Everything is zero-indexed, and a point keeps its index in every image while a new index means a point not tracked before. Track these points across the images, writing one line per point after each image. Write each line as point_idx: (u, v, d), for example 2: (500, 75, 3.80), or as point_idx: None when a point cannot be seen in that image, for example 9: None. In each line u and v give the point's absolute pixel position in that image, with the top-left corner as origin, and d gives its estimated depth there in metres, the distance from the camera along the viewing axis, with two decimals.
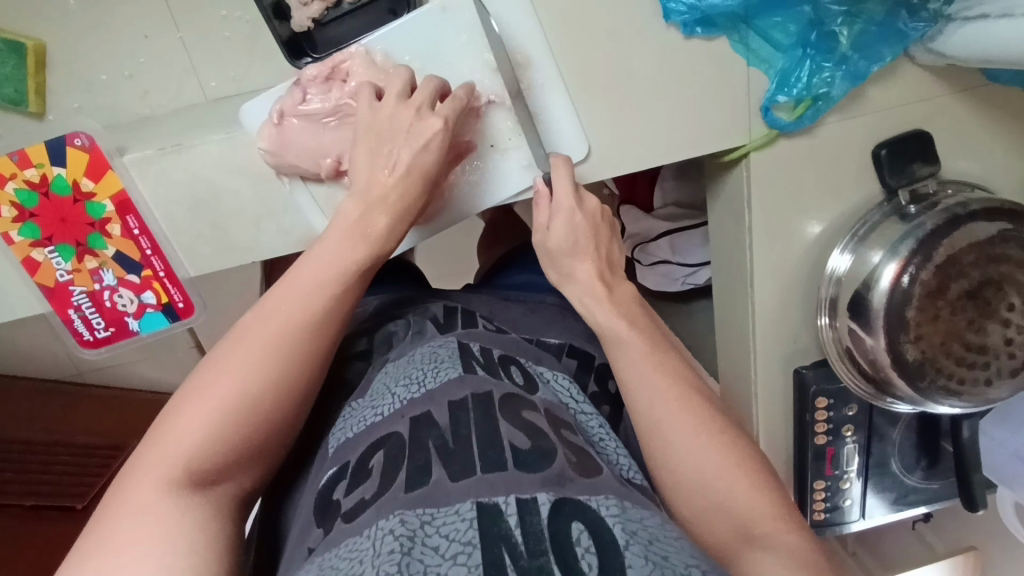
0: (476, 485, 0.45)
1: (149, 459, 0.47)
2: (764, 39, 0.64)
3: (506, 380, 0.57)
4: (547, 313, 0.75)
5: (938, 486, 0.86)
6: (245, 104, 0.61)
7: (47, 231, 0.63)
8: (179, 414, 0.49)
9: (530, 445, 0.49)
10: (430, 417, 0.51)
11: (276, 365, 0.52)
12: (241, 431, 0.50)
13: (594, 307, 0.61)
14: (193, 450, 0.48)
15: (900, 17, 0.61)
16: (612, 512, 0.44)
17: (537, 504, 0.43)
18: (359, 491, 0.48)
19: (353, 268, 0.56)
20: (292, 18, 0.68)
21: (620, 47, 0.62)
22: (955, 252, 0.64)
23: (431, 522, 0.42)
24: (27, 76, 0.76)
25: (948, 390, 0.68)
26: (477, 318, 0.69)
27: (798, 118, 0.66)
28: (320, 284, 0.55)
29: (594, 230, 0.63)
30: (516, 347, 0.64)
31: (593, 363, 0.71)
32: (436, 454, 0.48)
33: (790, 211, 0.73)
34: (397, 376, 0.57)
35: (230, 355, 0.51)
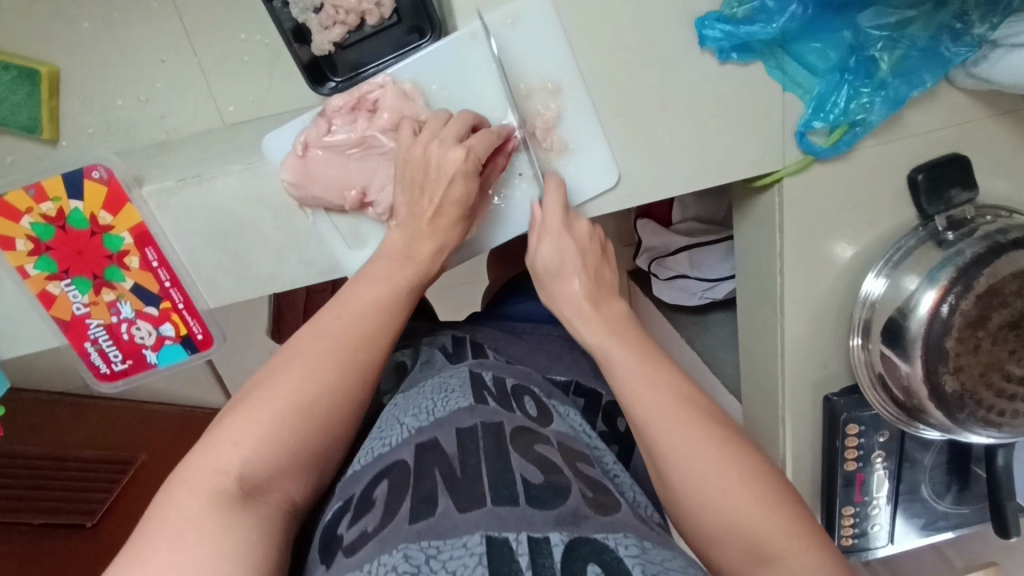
0: (486, 518, 0.42)
1: (201, 469, 0.44)
2: (800, 64, 0.62)
3: (518, 411, 0.55)
4: (554, 348, 0.73)
5: (968, 511, 0.85)
6: (268, 136, 0.59)
7: (63, 264, 0.61)
8: (232, 426, 0.46)
9: (542, 480, 0.46)
10: (438, 444, 0.48)
11: (334, 379, 0.50)
12: (295, 446, 0.48)
13: (580, 327, 0.58)
14: (247, 463, 0.45)
15: (943, 42, 0.60)
16: (632, 553, 0.41)
17: (550, 545, 0.40)
18: (361, 523, 0.44)
19: (403, 286, 0.55)
20: (312, 41, 0.66)
21: (656, 73, 0.61)
22: (997, 281, 0.62)
23: (438, 556, 0.39)
24: (42, 100, 0.72)
25: (987, 421, 0.66)
26: (486, 347, 0.67)
27: (835, 143, 0.64)
28: (375, 302, 0.54)
29: (583, 255, 0.60)
30: (529, 377, 0.62)
31: (600, 399, 0.69)
32: (441, 483, 0.45)
33: (824, 236, 0.71)
34: (405, 406, 0.54)
35: (286, 368, 0.50)
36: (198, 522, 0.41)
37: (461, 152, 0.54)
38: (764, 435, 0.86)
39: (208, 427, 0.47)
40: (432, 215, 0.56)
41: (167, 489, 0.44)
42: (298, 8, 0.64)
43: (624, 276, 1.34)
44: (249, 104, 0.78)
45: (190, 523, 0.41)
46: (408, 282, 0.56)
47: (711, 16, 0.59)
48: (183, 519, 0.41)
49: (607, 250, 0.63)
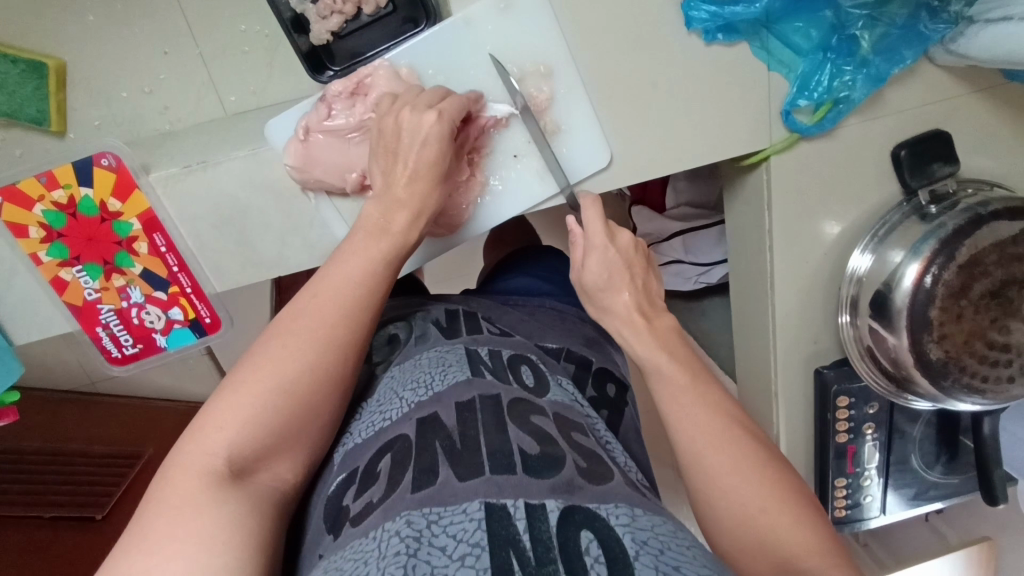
0: (485, 486, 0.43)
1: (192, 452, 0.46)
2: (785, 44, 0.64)
3: (515, 384, 0.57)
4: (545, 317, 0.76)
5: (957, 481, 0.87)
6: (270, 121, 0.61)
7: (75, 250, 0.63)
8: (219, 408, 0.49)
9: (538, 450, 0.48)
10: (437, 419, 0.50)
11: (313, 359, 0.51)
12: (280, 425, 0.50)
13: (630, 338, 0.61)
14: (234, 444, 0.47)
15: (921, 19, 0.62)
16: (622, 521, 0.42)
17: (545, 510, 0.42)
18: (366, 494, 0.46)
19: (380, 266, 0.56)
20: (311, 30, 0.68)
21: (645, 56, 0.63)
22: (977, 252, 0.65)
23: (439, 521, 0.41)
24: (50, 94, 0.74)
25: (972, 388, 0.68)
26: (480, 321, 0.68)
27: (820, 121, 0.66)
28: (351, 283, 0.54)
29: (629, 265, 0.62)
30: (525, 348, 0.65)
31: (591, 366, 0.71)
32: (443, 456, 0.47)
33: (811, 213, 0.73)
34: (403, 380, 0.57)
35: (266, 351, 0.51)
36: (196, 499, 0.44)
37: (434, 115, 0.56)
38: (758, 411, 0.88)
39: (198, 412, 0.49)
40: (406, 180, 0.57)
41: (164, 473, 0.46)
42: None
43: None
44: (250, 95, 0.80)
45: (187, 503, 0.43)
46: (384, 253, 0.56)
47: None
48: (185, 499, 0.44)
49: (648, 259, 0.65)
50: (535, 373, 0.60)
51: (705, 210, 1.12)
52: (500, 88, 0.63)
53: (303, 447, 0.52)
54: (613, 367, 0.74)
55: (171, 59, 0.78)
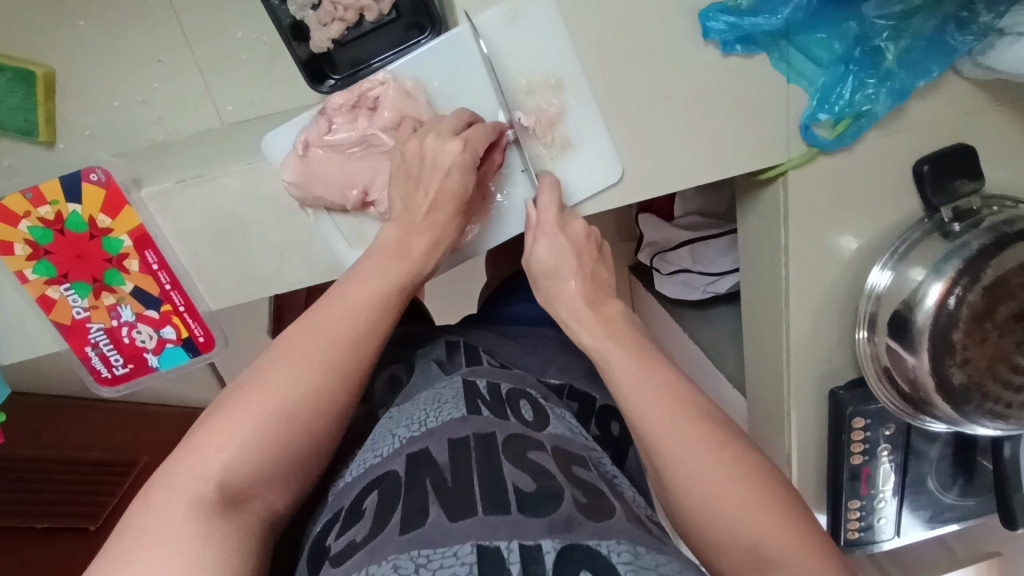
0: (478, 526, 0.41)
1: (184, 474, 0.43)
2: (804, 55, 0.61)
3: (512, 419, 0.54)
4: (548, 349, 0.73)
5: (973, 503, 0.85)
6: (268, 134, 0.59)
7: (63, 268, 0.60)
8: (217, 430, 0.46)
9: (535, 486, 0.45)
10: (429, 455, 0.48)
11: (319, 382, 0.49)
12: (279, 452, 0.47)
13: (576, 328, 0.59)
14: (229, 468, 0.45)
15: (949, 31, 0.59)
16: (625, 559, 0.40)
17: (541, 552, 0.39)
18: (349, 533, 0.45)
19: (395, 285, 0.55)
20: (311, 38, 0.65)
21: (660, 68, 0.60)
22: (1004, 272, 0.62)
23: (428, 564, 0.39)
24: (38, 103, 0.71)
25: (993, 412, 0.66)
26: (480, 354, 0.66)
27: (840, 136, 0.64)
28: (365, 302, 0.53)
29: (578, 253, 0.61)
30: (523, 382, 0.62)
31: (595, 402, 0.69)
32: (435, 495, 0.44)
33: (829, 231, 0.71)
34: (399, 419, 0.54)
35: (269, 371, 0.49)
36: (189, 525, 0.41)
37: (458, 144, 0.54)
38: (769, 430, 0.86)
39: (191, 431, 0.47)
40: (427, 208, 0.56)
41: (149, 495, 0.43)
42: (296, 5, 0.63)
43: (626, 270, 1.33)
44: (249, 104, 0.78)
45: (180, 528, 0.41)
46: (403, 278, 0.55)
47: (714, 8, 0.58)
48: (172, 527, 0.41)
49: (601, 250, 0.64)
50: (535, 408, 0.57)
51: (715, 219, 1.09)
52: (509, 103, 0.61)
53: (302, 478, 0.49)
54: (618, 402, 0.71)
55: (166, 67, 0.76)
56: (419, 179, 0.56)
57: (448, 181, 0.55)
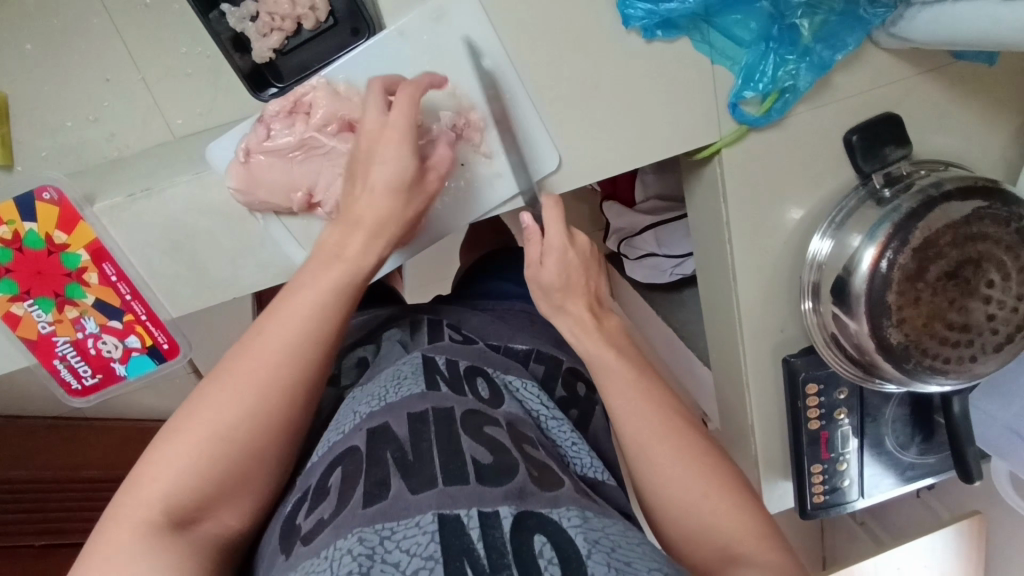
0: (439, 497, 0.43)
1: (131, 504, 0.45)
2: (726, 36, 0.64)
3: (469, 395, 0.55)
4: (515, 320, 0.75)
5: (934, 460, 0.87)
6: (210, 144, 0.61)
7: (24, 285, 0.63)
8: (165, 452, 0.47)
9: (491, 459, 0.48)
10: (388, 430, 0.50)
11: (251, 402, 0.50)
12: (218, 472, 0.48)
13: (582, 336, 0.61)
14: (170, 494, 0.46)
15: (860, 6, 0.62)
16: (575, 523, 0.43)
17: (499, 517, 0.42)
18: (317, 511, 0.46)
19: (342, 290, 0.55)
20: (252, 49, 0.68)
21: (586, 57, 0.62)
22: (931, 234, 0.64)
23: (392, 536, 0.41)
24: None
25: (934, 369, 0.68)
26: (444, 329, 0.68)
27: (767, 111, 0.66)
28: (306, 314, 0.53)
29: (585, 267, 0.63)
30: (482, 357, 0.63)
31: (562, 365, 0.70)
32: (396, 469, 0.46)
33: (769, 205, 0.73)
34: (361, 396, 0.55)
35: (200, 398, 0.49)
36: (136, 547, 0.43)
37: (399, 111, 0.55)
38: (732, 402, 0.88)
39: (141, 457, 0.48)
40: (364, 199, 0.56)
41: (104, 525, 0.45)
42: (234, 18, 0.66)
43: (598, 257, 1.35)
44: (200, 116, 0.80)
45: (125, 551, 0.43)
46: (341, 277, 0.55)
47: None
48: (122, 550, 0.43)
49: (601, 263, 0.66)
50: (492, 385, 0.59)
51: (675, 202, 1.11)
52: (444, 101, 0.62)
53: (252, 493, 0.51)
54: (583, 366, 0.72)
55: (113, 86, 0.79)
56: (364, 169, 0.56)
57: (385, 168, 0.55)
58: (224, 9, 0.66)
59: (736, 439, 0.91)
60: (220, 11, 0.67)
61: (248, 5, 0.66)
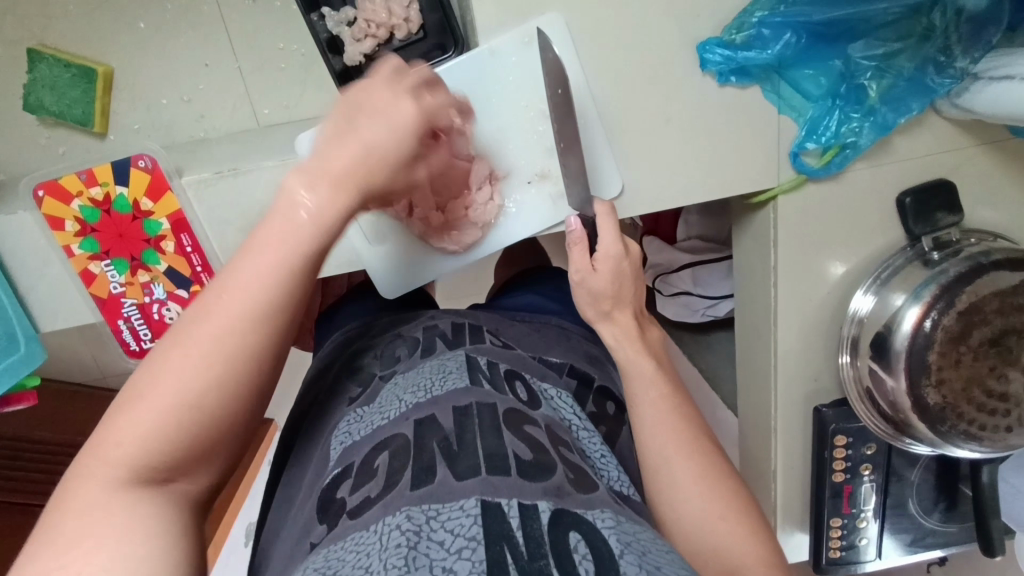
0: (481, 485, 0.45)
1: (92, 463, 0.41)
2: (795, 89, 0.67)
3: (510, 394, 0.57)
4: (550, 335, 0.77)
5: (956, 530, 0.86)
6: (300, 133, 0.63)
7: (106, 245, 0.66)
8: (116, 423, 0.41)
9: (532, 456, 0.49)
10: (434, 421, 0.52)
11: (222, 373, 0.42)
12: (179, 442, 0.42)
13: (621, 343, 0.64)
14: (136, 456, 0.41)
15: (928, 73, 0.64)
16: (608, 525, 0.44)
17: (538, 510, 0.43)
18: (363, 490, 0.49)
19: (298, 260, 0.44)
20: (345, 52, 0.72)
21: (660, 93, 0.66)
22: (978, 299, 0.65)
23: (437, 517, 0.43)
24: (95, 97, 0.81)
25: (969, 434, 0.69)
26: (483, 334, 0.70)
27: (826, 164, 0.68)
28: (254, 286, 0.43)
29: (634, 278, 0.66)
30: (521, 363, 0.66)
31: (592, 383, 0.71)
32: (440, 455, 0.48)
33: (818, 254, 0.75)
34: (405, 386, 0.59)
35: (167, 354, 0.42)
36: (112, 499, 0.40)
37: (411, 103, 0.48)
38: (756, 446, 0.89)
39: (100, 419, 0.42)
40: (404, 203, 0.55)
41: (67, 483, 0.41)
42: (333, 22, 0.71)
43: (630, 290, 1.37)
44: (284, 109, 0.86)
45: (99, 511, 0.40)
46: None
47: (711, 42, 0.64)
48: (92, 502, 0.40)
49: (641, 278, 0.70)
50: (529, 390, 0.61)
51: (715, 244, 1.14)
52: (519, 118, 0.66)
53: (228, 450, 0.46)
54: (614, 385, 0.74)
55: (211, 71, 0.84)
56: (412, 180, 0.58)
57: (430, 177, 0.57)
58: (325, 13, 0.71)
59: (756, 484, 0.91)
60: (320, 14, 0.71)
61: (347, 11, 0.71)
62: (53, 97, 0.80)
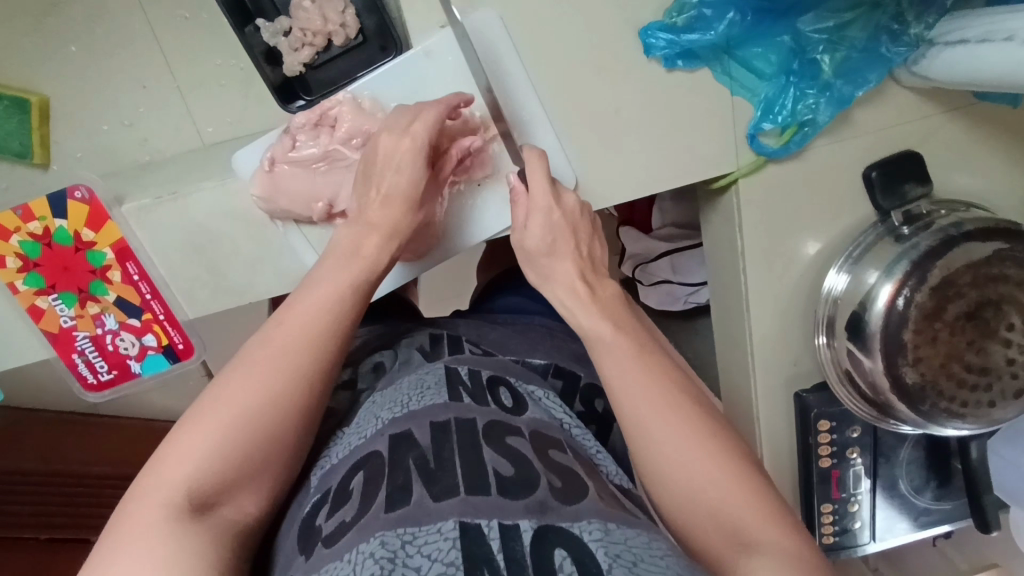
0: (460, 505, 0.42)
1: (153, 486, 0.45)
2: (747, 69, 0.64)
3: (492, 405, 0.55)
4: (535, 335, 0.75)
5: (950, 507, 0.84)
6: (239, 151, 0.63)
7: (50, 279, 0.65)
8: (181, 440, 0.47)
9: (514, 473, 0.46)
10: (411, 437, 0.49)
11: (276, 389, 0.50)
12: (235, 457, 0.47)
13: (574, 305, 0.59)
14: (193, 477, 0.46)
15: (882, 42, 0.62)
16: (595, 537, 0.41)
17: (520, 530, 0.41)
18: (339, 514, 0.45)
19: (347, 293, 0.55)
20: (284, 63, 0.70)
21: (607, 83, 0.64)
22: (951, 272, 0.63)
23: (413, 542, 0.40)
24: (33, 129, 0.79)
25: (951, 412, 0.66)
26: (464, 344, 0.68)
27: (786, 143, 0.66)
28: (316, 311, 0.53)
29: (574, 230, 0.62)
30: (505, 368, 0.63)
31: (580, 382, 0.69)
32: (417, 473, 0.45)
33: (787, 236, 0.73)
34: (382, 402, 0.56)
35: (232, 377, 0.50)
36: (163, 526, 0.43)
37: (408, 142, 0.58)
38: (741, 434, 0.87)
39: (164, 442, 0.48)
40: (379, 204, 0.59)
41: (123, 508, 0.44)
42: (269, 33, 0.69)
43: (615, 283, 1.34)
44: (228, 126, 0.85)
45: (148, 536, 0.42)
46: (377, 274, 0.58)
47: (654, 26, 0.62)
48: (140, 534, 0.42)
49: (595, 223, 0.65)
50: (514, 394, 0.59)
51: (691, 230, 1.11)
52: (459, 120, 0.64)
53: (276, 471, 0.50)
54: None
55: (150, 93, 0.84)
56: (373, 178, 0.59)
57: (400, 175, 0.58)
58: (259, 24, 0.69)
59: None
60: (255, 26, 0.69)
61: (281, 21, 0.69)
62: None
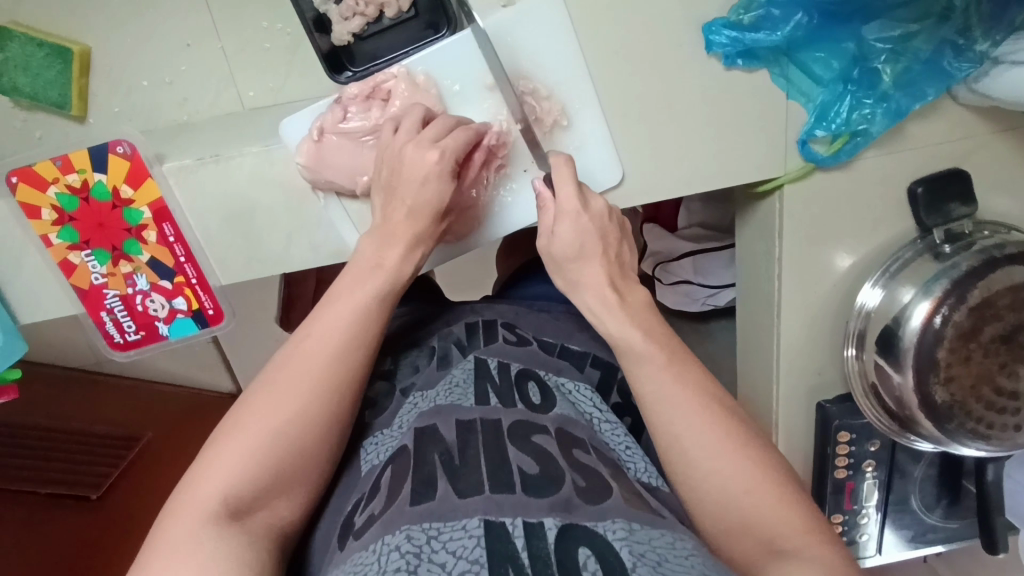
0: (485, 503, 0.42)
1: (197, 486, 0.47)
2: (804, 72, 0.64)
3: (519, 403, 0.54)
4: (570, 322, 0.73)
5: (957, 526, 0.85)
6: (285, 119, 0.63)
7: (85, 234, 0.64)
8: (224, 443, 0.49)
9: (538, 470, 0.46)
10: (437, 433, 0.50)
11: (312, 387, 0.52)
12: (278, 452, 0.49)
13: (603, 315, 0.58)
14: (237, 473, 0.48)
15: (946, 56, 0.61)
16: (620, 536, 0.41)
17: (544, 528, 0.40)
18: (369, 508, 0.46)
19: (387, 285, 0.57)
20: (332, 31, 0.69)
21: (662, 77, 0.63)
22: (990, 294, 0.63)
23: (438, 537, 0.40)
24: (72, 79, 0.70)
25: (975, 432, 0.67)
26: (499, 330, 0.67)
27: (835, 152, 0.65)
28: (356, 307, 0.55)
29: (603, 234, 0.60)
30: (534, 360, 0.62)
31: (617, 372, 0.69)
32: (442, 469, 0.46)
33: (825, 245, 0.72)
34: (416, 400, 0.57)
35: (268, 379, 0.52)
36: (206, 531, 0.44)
37: (436, 154, 0.57)
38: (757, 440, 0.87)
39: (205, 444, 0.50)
40: (441, 198, 0.59)
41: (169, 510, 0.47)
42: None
43: None
44: None
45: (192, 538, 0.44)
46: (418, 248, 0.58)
47: (718, 22, 0.61)
48: (185, 535, 0.44)
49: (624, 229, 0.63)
50: (543, 389, 0.58)
51: (717, 232, 1.10)
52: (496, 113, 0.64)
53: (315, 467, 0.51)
54: None
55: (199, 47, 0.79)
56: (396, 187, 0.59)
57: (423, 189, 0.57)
58: None
59: None
60: None
61: None
62: (27, 78, 0.70)
